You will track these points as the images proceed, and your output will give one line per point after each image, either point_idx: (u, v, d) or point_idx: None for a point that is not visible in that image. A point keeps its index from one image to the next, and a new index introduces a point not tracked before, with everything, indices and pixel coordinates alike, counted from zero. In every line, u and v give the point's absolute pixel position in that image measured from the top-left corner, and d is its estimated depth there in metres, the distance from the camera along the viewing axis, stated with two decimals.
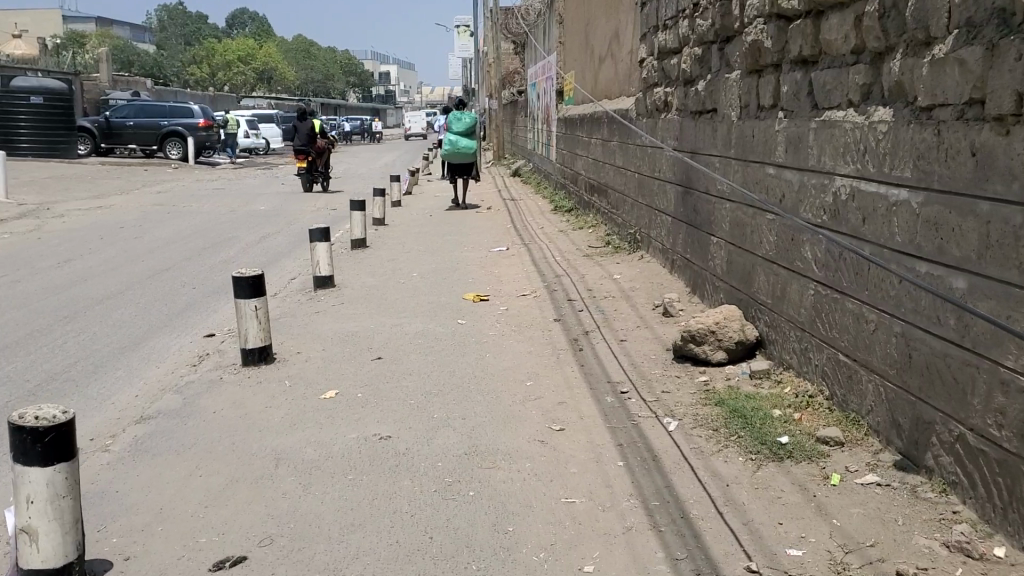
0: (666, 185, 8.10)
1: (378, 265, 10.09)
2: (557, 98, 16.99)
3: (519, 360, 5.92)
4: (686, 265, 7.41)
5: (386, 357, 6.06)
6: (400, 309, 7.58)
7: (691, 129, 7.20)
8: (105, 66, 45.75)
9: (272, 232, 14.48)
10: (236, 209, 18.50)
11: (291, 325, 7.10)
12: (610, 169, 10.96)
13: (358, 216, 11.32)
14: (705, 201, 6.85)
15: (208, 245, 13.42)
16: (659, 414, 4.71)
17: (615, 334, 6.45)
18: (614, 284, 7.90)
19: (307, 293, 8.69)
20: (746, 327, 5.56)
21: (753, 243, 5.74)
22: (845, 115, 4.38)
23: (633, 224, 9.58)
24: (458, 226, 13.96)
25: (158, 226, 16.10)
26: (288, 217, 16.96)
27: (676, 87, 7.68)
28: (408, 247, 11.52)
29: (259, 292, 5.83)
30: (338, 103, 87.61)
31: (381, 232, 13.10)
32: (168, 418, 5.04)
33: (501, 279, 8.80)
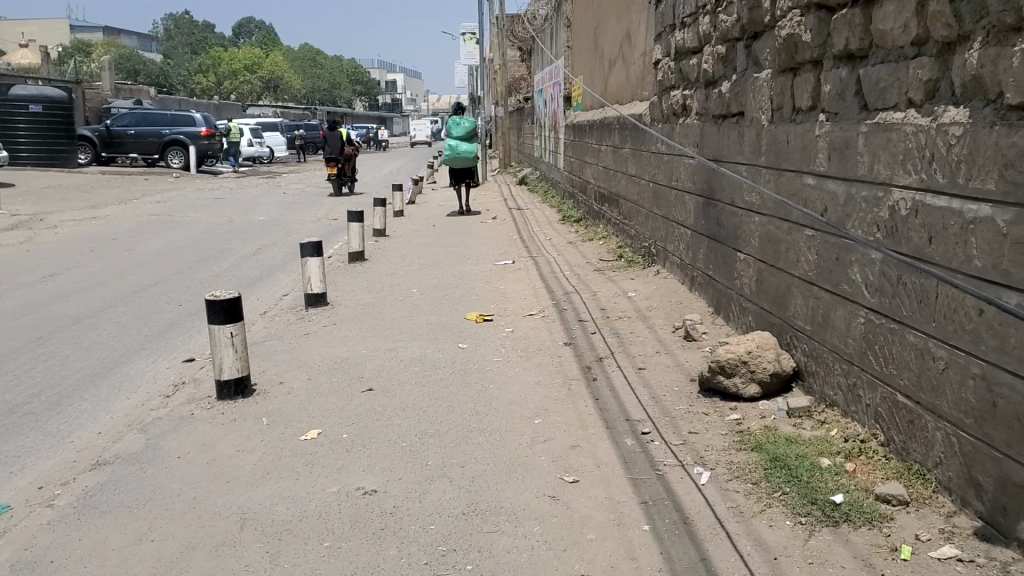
0: (684, 195, 7.49)
1: (375, 280, 9.49)
2: (565, 104, 16.40)
3: (524, 391, 5.31)
4: (708, 283, 6.79)
5: (377, 387, 5.45)
6: (396, 330, 6.97)
7: (713, 134, 6.59)
8: (109, 75, 45.35)
9: (269, 244, 13.89)
10: (234, 220, 17.92)
11: (276, 349, 6.50)
12: (621, 177, 10.36)
13: (356, 228, 10.74)
14: (730, 213, 6.24)
15: (201, 257, 12.83)
16: (688, 462, 4.08)
17: (632, 361, 5.83)
18: (629, 302, 7.28)
19: (298, 311, 8.08)
20: (782, 356, 4.93)
21: (788, 262, 5.13)
22: (905, 117, 3.77)
23: (648, 236, 8.96)
24: (461, 237, 13.36)
25: (151, 238, 15.51)
26: (287, 227, 16.37)
27: (695, 90, 7.07)
28: (408, 261, 10.91)
29: (234, 318, 5.24)
30: (344, 111, 87.17)
31: (382, 244, 12.51)
32: (126, 463, 4.44)
33: (507, 296, 8.18)
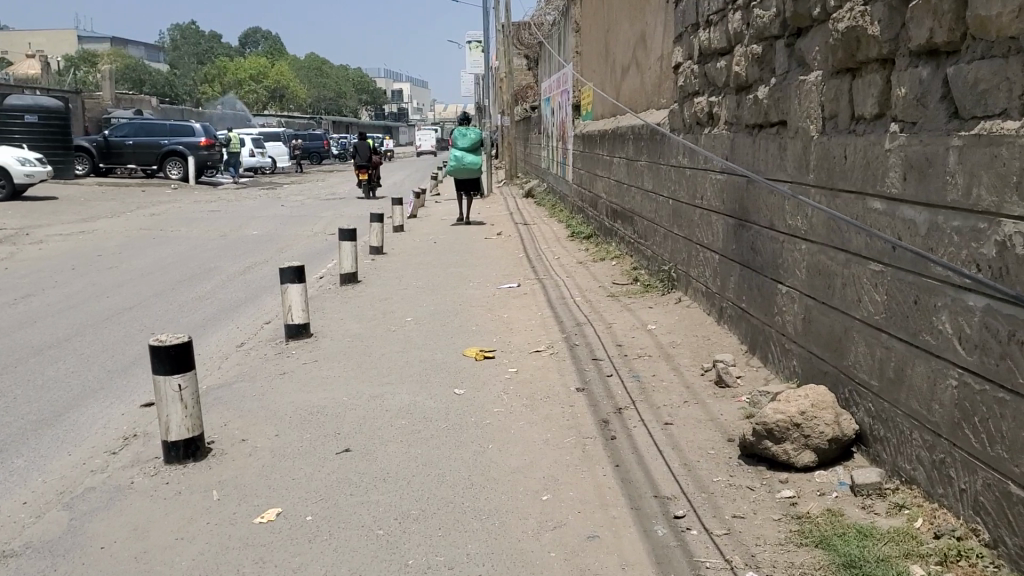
0: (710, 214, 6.63)
1: (367, 306, 8.66)
2: (573, 114, 15.58)
3: (529, 453, 4.46)
4: (742, 317, 5.92)
5: (355, 447, 4.61)
6: (384, 369, 6.13)
7: (746, 146, 5.75)
8: (109, 85, 44.64)
9: (259, 262, 13.07)
10: (227, 235, 17.12)
11: (244, 395, 5.65)
12: (636, 192, 9.54)
13: (349, 247, 9.93)
14: (768, 238, 5.39)
15: (186, 277, 12.02)
16: (737, 566, 3.22)
17: (656, 412, 4.97)
18: (650, 336, 6.41)
19: (277, 344, 7.24)
20: (842, 417, 4.06)
21: (847, 301, 4.27)
22: (1021, 127, 2.91)
23: (667, 259, 8.10)
24: (464, 254, 12.52)
25: (138, 254, 14.73)
26: (283, 243, 15.58)
27: (724, 96, 6.23)
28: (404, 283, 10.09)
29: (184, 367, 4.42)
30: (350, 121, 86.61)
31: (378, 263, 11.68)
32: (39, 555, 3.60)
33: (511, 326, 7.34)
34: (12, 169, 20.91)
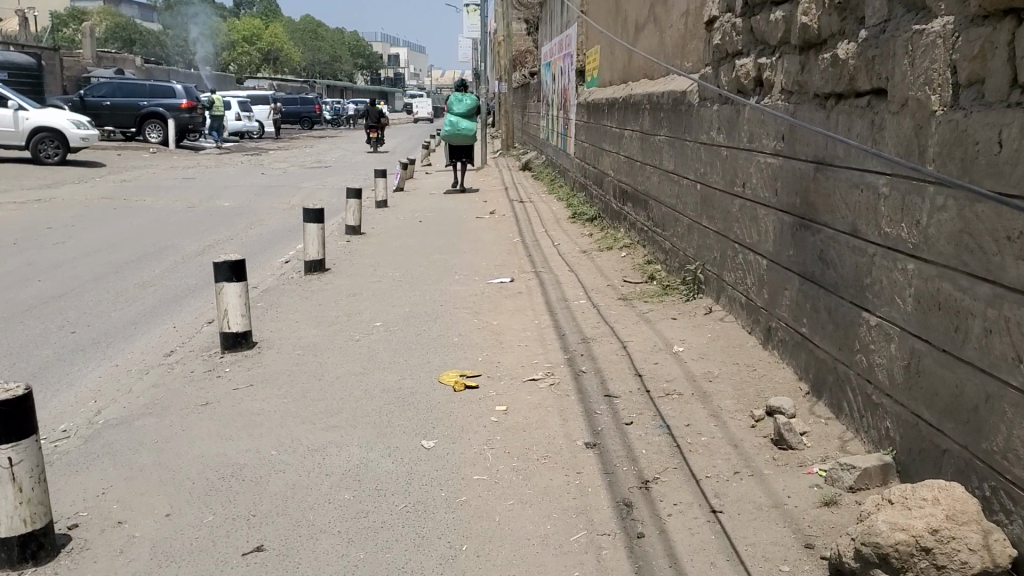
0: (756, 208, 5.25)
1: (330, 305, 7.29)
2: (577, 81, 14.15)
3: (518, 561, 3.10)
4: (801, 345, 4.55)
5: (274, 543, 3.25)
6: (333, 402, 4.75)
7: (814, 120, 4.34)
8: (89, 42, 42.88)
9: (220, 242, 11.66)
10: (196, 207, 15.67)
11: (145, 442, 4.29)
12: (653, 173, 8.17)
13: (315, 230, 8.55)
14: (847, 245, 4.00)
15: (133, 258, 10.61)
16: None
17: (695, 489, 3.60)
18: (677, 363, 5.04)
19: (210, 356, 5.86)
20: (992, 536, 2.67)
21: (992, 357, 2.88)
22: None
23: (692, 256, 6.73)
24: (451, 238, 11.13)
25: (92, 228, 13.32)
26: (255, 218, 14.18)
27: (783, 55, 4.82)
28: (379, 273, 8.70)
29: (18, 432, 3.01)
30: (344, 84, 84.77)
31: (352, 247, 10.32)
32: None
33: (500, 338, 5.99)
34: (69, 134, 20.68)
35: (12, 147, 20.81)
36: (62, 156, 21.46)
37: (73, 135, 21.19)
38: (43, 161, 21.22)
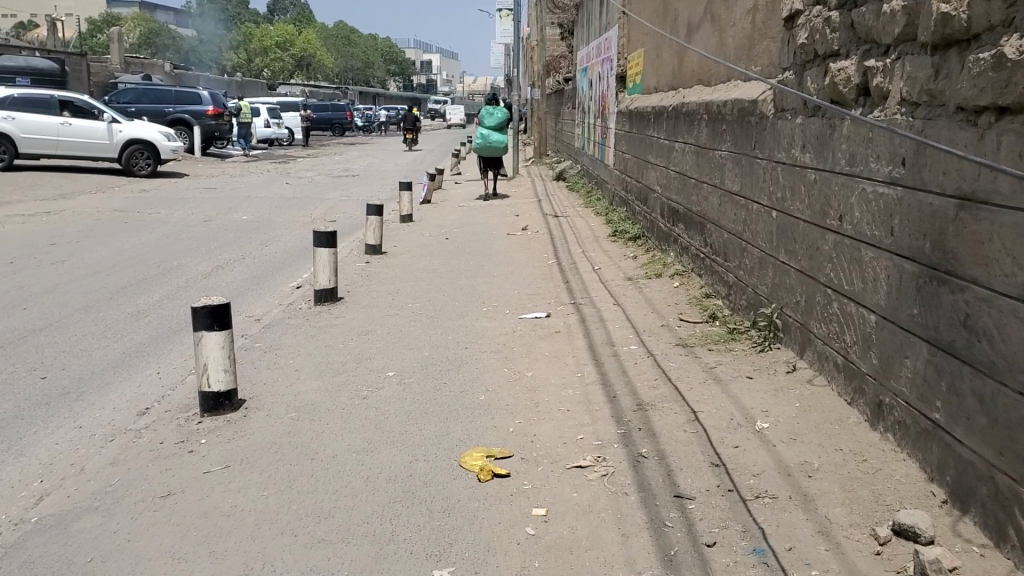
0: (861, 248, 4.18)
1: (335, 345, 6.29)
2: (617, 87, 13.10)
3: None
4: (933, 435, 3.48)
5: None
6: (326, 497, 3.75)
7: (959, 142, 3.27)
8: (118, 46, 42.47)
9: (229, 262, 10.73)
10: (212, 220, 14.80)
11: (79, 561, 3.29)
12: (711, 192, 7.12)
13: (326, 256, 7.58)
14: (1012, 314, 2.93)
15: (132, 282, 9.69)
16: None
17: None
18: (761, 447, 3.98)
19: (187, 419, 4.88)
20: None
21: None
22: None
23: (766, 296, 5.67)
24: (481, 259, 10.11)
25: (97, 245, 12.46)
26: (271, 234, 13.26)
27: (905, 54, 3.75)
28: (397, 303, 7.71)
29: None
30: (377, 88, 84.17)
31: (371, 271, 9.34)
32: None
33: (537, 397, 4.97)
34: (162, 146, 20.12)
35: (105, 160, 20.24)
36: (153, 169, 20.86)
37: (164, 147, 20.57)
38: (135, 173, 20.64)
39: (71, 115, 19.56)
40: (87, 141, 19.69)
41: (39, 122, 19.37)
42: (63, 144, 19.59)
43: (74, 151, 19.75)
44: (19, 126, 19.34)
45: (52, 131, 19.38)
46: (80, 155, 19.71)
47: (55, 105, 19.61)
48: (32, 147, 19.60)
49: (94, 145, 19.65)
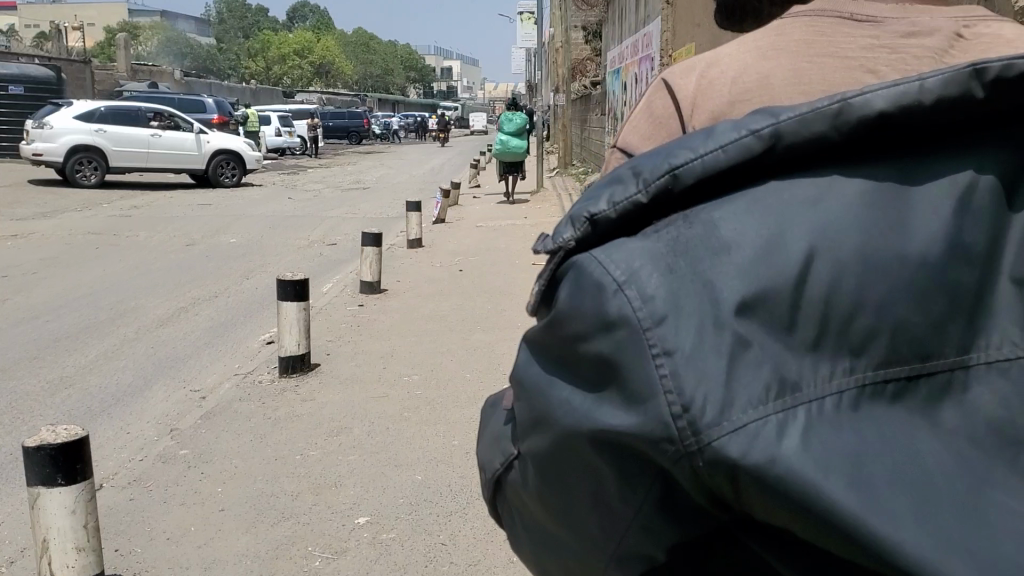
0: None
1: (289, 454, 4.36)
2: None
3: None
4: None
5: None
6: None
7: None
8: (124, 53, 40.83)
9: (198, 303, 8.82)
10: (195, 244, 12.91)
11: None
12: None
13: (295, 313, 5.70)
14: None
15: (73, 332, 7.79)
16: None
17: None
18: None
19: None
20: None
21: None
22: None
23: None
24: (501, 301, 8.21)
25: (52, 277, 10.57)
26: (257, 262, 11.34)
27: None
28: (388, 372, 5.81)
29: None
30: (394, 97, 82.79)
31: (366, 320, 7.44)
32: None
33: None
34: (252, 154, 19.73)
35: (190, 172, 19.72)
36: (238, 179, 20.51)
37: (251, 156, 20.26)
38: (221, 184, 20.23)
39: (160, 127, 18.87)
40: (177, 152, 19.11)
41: (131, 134, 18.49)
42: (153, 156, 18.87)
43: (165, 163, 19.01)
44: (111, 140, 18.39)
45: (144, 144, 18.63)
46: (171, 168, 19.11)
47: (145, 118, 18.79)
48: (122, 162, 18.63)
49: (186, 157, 19.15)
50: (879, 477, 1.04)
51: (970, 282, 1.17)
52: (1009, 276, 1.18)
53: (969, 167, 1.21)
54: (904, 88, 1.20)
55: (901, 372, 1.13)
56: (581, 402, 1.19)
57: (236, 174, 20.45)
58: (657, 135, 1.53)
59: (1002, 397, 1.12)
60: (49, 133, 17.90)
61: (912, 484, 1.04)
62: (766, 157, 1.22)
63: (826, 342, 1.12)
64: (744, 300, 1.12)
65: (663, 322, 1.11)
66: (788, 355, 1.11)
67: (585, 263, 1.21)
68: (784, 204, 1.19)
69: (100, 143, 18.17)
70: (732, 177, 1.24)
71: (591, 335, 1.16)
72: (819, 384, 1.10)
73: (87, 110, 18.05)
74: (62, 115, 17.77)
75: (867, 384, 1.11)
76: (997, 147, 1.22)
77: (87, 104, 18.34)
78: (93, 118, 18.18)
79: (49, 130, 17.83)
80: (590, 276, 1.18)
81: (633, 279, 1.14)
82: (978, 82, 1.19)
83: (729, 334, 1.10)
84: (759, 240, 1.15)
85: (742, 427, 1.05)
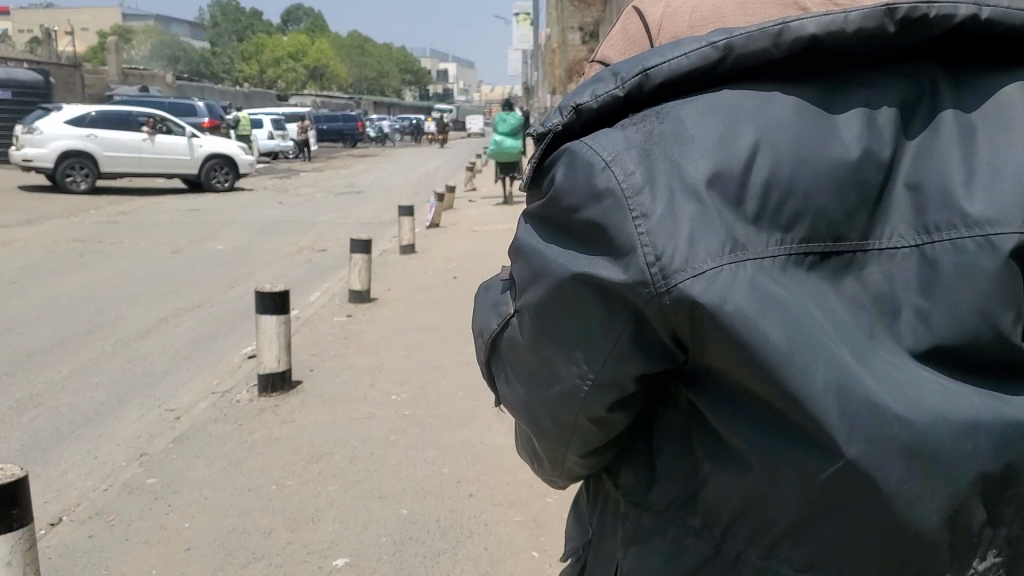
0: None
1: (263, 484, 4.02)
2: None
3: None
4: None
5: None
6: None
7: None
8: (116, 57, 40.37)
9: (179, 315, 8.45)
10: (181, 252, 12.53)
11: None
12: None
13: (274, 327, 5.35)
14: None
15: (46, 346, 7.42)
16: None
17: None
18: None
19: None
20: None
21: None
22: None
23: None
24: None
25: (31, 287, 10.20)
26: (244, 270, 10.97)
27: None
28: (374, 389, 5.47)
29: None
30: (388, 100, 82.30)
31: (353, 333, 7.08)
32: None
33: None
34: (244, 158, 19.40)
35: (182, 176, 19.37)
36: (231, 183, 20.14)
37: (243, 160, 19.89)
38: (214, 188, 19.85)
39: (151, 131, 18.55)
40: (168, 157, 18.77)
41: (121, 139, 18.17)
42: (144, 162, 18.52)
43: (157, 168, 18.67)
44: (101, 145, 18.05)
45: (135, 149, 18.29)
46: (163, 173, 18.77)
47: (135, 123, 18.49)
48: (113, 166, 18.28)
49: (178, 162, 18.80)
50: (804, 339, 1.19)
51: (876, 183, 1.28)
52: (903, 182, 1.29)
53: (881, 100, 1.32)
54: (831, 18, 1.31)
55: (817, 248, 1.25)
56: (568, 257, 1.32)
57: (229, 178, 20.08)
58: (621, 56, 1.65)
59: (891, 277, 1.25)
60: (38, 139, 17.53)
61: (828, 345, 1.19)
62: (720, 66, 1.35)
63: (762, 218, 1.25)
64: (707, 174, 1.26)
65: (642, 192, 1.26)
66: (736, 223, 1.24)
67: (574, 146, 1.35)
68: (745, 98, 1.32)
69: (90, 148, 17.81)
70: (694, 80, 1.37)
71: (585, 205, 1.30)
72: (761, 246, 1.23)
73: (77, 115, 17.70)
74: (52, 120, 17.41)
75: (795, 258, 1.25)
76: (901, 75, 1.34)
77: (77, 108, 17.99)
78: (84, 123, 17.84)
79: (39, 135, 17.45)
80: (582, 158, 1.32)
81: (618, 159, 1.29)
82: (889, 20, 1.30)
83: (695, 199, 1.25)
84: (718, 130, 1.29)
85: (700, 271, 1.20)
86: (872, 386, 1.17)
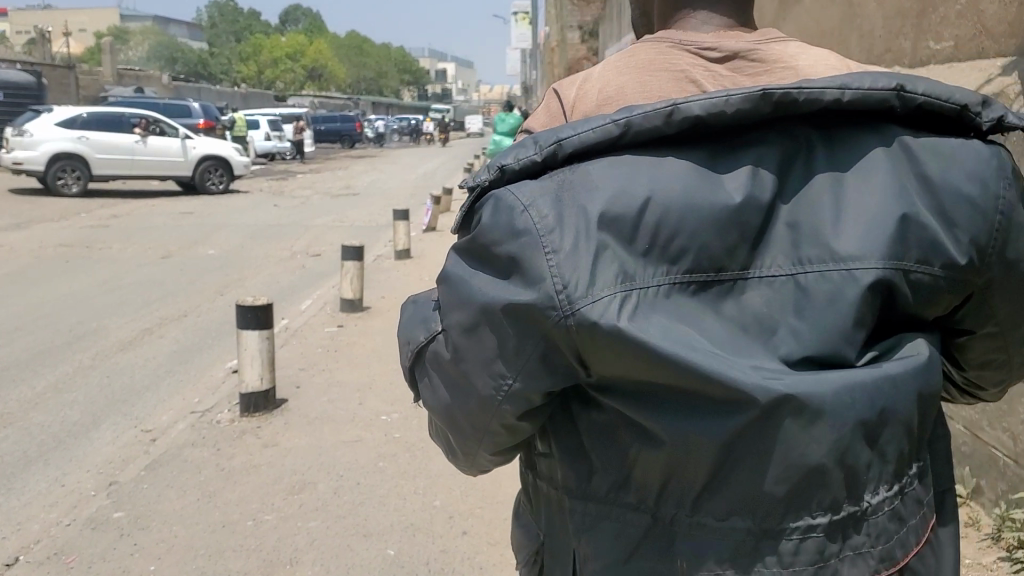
0: None
1: (237, 520, 3.69)
2: None
3: None
4: None
5: None
6: None
7: None
8: (112, 58, 39.89)
9: (165, 325, 8.09)
10: (172, 257, 12.16)
11: None
12: None
13: (257, 343, 5.02)
14: None
15: (23, 360, 7.06)
16: None
17: None
18: None
19: None
20: None
21: None
22: None
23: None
24: None
25: (14, 295, 9.83)
26: (234, 276, 10.59)
27: None
28: (363, 408, 5.13)
29: None
30: (387, 100, 81.80)
31: (344, 345, 6.72)
32: None
33: None
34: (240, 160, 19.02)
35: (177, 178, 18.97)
36: (226, 186, 19.72)
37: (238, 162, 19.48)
38: (209, 190, 19.45)
39: (145, 133, 18.18)
40: (162, 159, 18.37)
41: (113, 141, 17.80)
42: (137, 164, 18.14)
43: (151, 170, 18.28)
44: (93, 147, 17.70)
45: (128, 151, 17.92)
46: (157, 176, 18.38)
47: (128, 124, 18.12)
48: (106, 169, 17.93)
49: (172, 164, 18.41)
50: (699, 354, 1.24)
51: (756, 224, 1.30)
52: (783, 220, 1.33)
53: (760, 163, 1.33)
54: (715, 101, 1.30)
55: (700, 277, 1.29)
56: (485, 285, 1.31)
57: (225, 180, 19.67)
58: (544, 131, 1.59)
59: (770, 301, 1.30)
60: (29, 141, 17.21)
61: (715, 357, 1.24)
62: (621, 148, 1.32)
63: (653, 252, 1.27)
64: (612, 208, 1.27)
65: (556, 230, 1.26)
66: (633, 258, 1.27)
67: (495, 193, 1.34)
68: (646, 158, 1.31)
69: (81, 150, 17.48)
70: (600, 155, 1.33)
71: (501, 242, 1.29)
72: (649, 277, 1.27)
73: (68, 117, 17.37)
74: (42, 122, 17.08)
75: (680, 288, 1.29)
76: (774, 138, 1.35)
77: (68, 110, 17.66)
78: (75, 125, 17.50)
79: (29, 137, 17.12)
80: (503, 212, 1.30)
81: (535, 204, 1.28)
82: (764, 103, 1.31)
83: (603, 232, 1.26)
84: (623, 172, 1.29)
85: (598, 299, 1.23)
86: (762, 374, 1.23)
